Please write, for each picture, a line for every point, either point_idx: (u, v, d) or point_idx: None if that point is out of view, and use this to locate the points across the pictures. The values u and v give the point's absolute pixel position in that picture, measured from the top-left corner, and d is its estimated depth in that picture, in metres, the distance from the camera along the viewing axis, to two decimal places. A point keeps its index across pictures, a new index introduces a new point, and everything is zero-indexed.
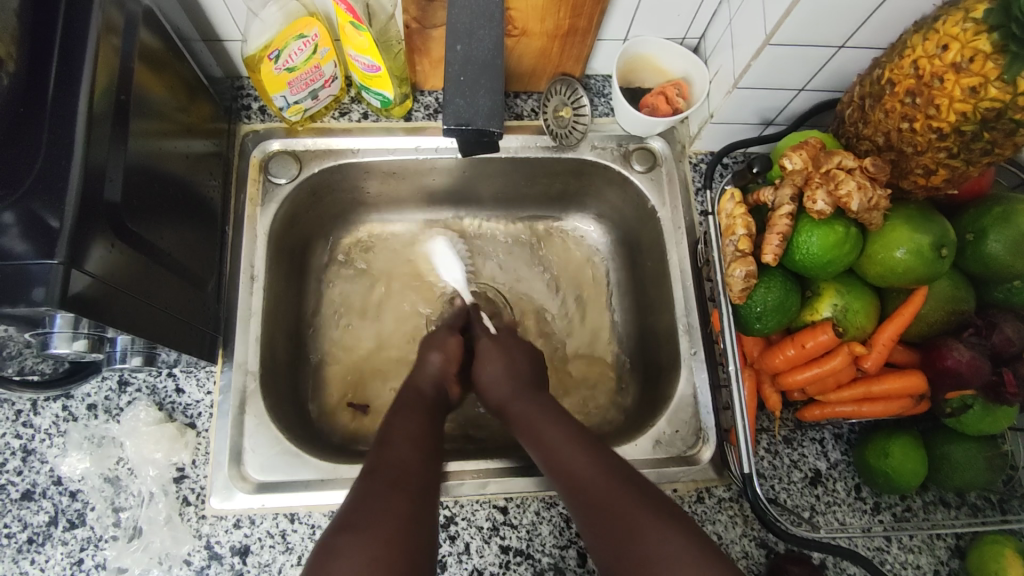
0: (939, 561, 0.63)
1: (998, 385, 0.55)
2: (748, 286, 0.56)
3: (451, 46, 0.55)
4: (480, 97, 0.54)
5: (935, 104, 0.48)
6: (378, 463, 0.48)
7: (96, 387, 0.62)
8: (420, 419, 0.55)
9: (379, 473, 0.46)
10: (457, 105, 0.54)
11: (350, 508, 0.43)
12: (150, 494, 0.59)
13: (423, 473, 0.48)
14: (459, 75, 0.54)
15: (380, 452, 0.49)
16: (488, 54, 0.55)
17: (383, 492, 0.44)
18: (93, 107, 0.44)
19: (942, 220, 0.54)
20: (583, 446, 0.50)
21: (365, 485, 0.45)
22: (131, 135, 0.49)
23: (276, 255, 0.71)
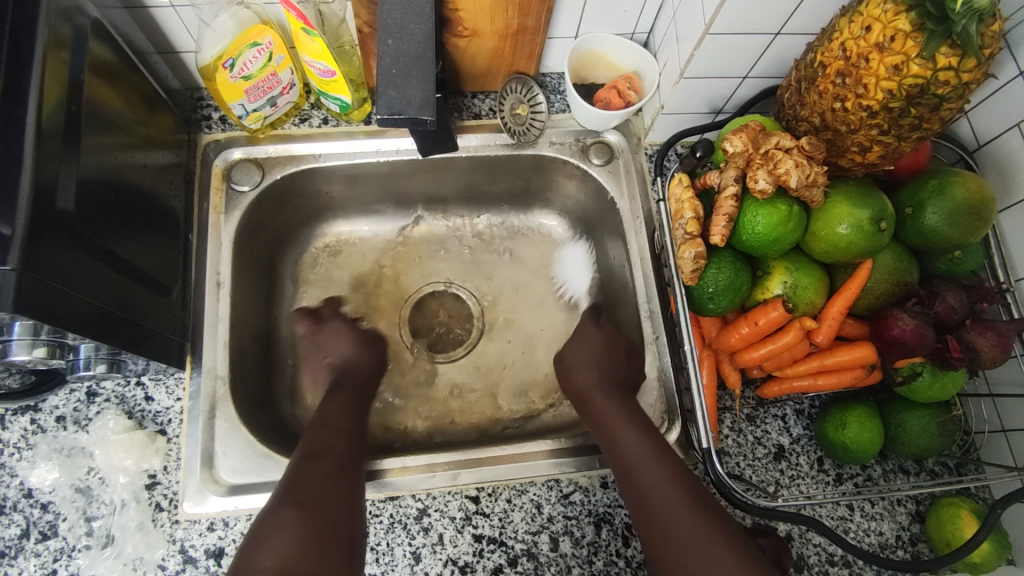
0: (901, 527, 0.65)
1: (943, 351, 0.58)
2: (699, 267, 0.58)
3: (383, 41, 0.56)
4: (412, 88, 0.55)
5: (864, 83, 0.50)
6: (317, 446, 0.55)
7: (65, 399, 0.62)
8: (344, 405, 0.63)
9: (320, 458, 0.53)
10: (390, 97, 0.55)
11: (292, 485, 0.50)
12: (122, 502, 0.59)
13: (354, 459, 0.55)
14: (391, 68, 0.55)
15: (316, 437, 0.57)
16: (419, 47, 0.56)
17: (320, 473, 0.52)
18: (42, 122, 0.45)
19: (880, 195, 0.56)
20: (640, 441, 0.56)
21: (301, 467, 0.52)
22: (83, 147, 0.50)
23: (242, 261, 0.72)
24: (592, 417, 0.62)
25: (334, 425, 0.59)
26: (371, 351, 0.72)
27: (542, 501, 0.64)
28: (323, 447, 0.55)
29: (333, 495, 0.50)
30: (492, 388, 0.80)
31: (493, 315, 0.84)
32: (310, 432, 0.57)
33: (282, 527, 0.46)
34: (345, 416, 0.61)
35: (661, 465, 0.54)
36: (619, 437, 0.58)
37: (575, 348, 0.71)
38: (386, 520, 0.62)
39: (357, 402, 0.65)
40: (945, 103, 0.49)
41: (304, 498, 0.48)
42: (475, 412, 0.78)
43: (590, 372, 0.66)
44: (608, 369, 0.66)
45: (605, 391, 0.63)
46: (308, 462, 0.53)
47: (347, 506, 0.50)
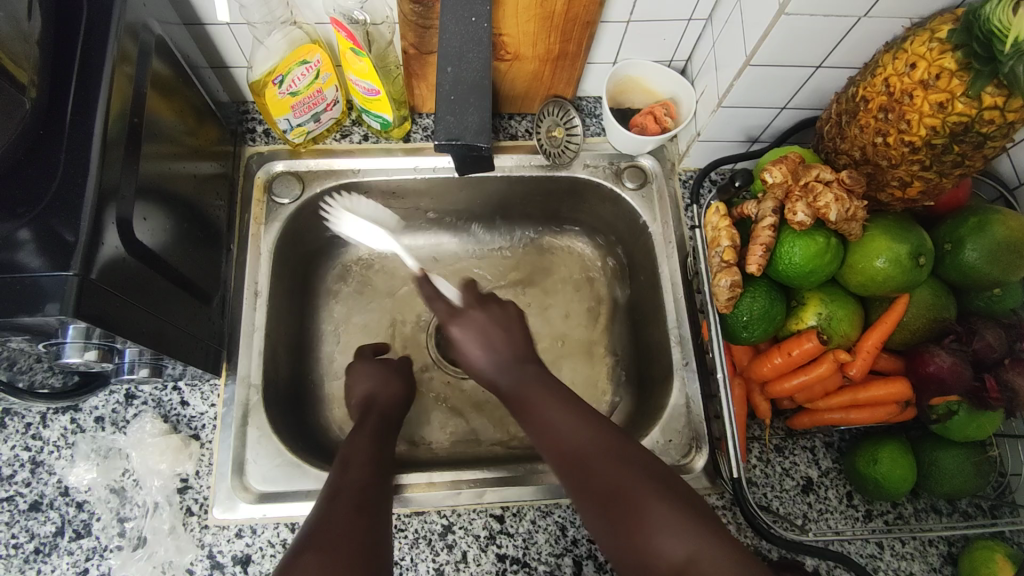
0: (932, 568, 0.64)
1: (980, 391, 0.57)
2: (734, 295, 0.58)
3: (443, 68, 0.58)
4: (469, 114, 0.57)
5: (907, 119, 0.50)
6: (338, 486, 0.52)
7: (104, 400, 0.63)
8: (370, 444, 0.59)
9: (340, 497, 0.50)
10: (448, 122, 0.56)
11: (314, 529, 0.46)
12: (154, 504, 0.60)
13: (378, 500, 0.52)
14: (449, 95, 0.57)
15: (339, 477, 0.53)
16: (477, 75, 0.58)
17: (342, 516, 0.48)
18: (107, 132, 0.47)
19: (920, 230, 0.56)
20: (566, 419, 0.50)
21: (324, 509, 0.49)
22: (142, 157, 0.52)
23: (278, 272, 0.74)
24: (519, 410, 0.53)
25: (356, 461, 0.56)
26: (397, 381, 0.70)
27: (566, 523, 0.63)
28: (345, 486, 0.52)
29: (355, 538, 0.46)
30: None
31: None
32: (332, 473, 0.54)
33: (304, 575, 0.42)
34: (367, 451, 0.58)
35: (604, 438, 0.49)
36: (545, 422, 0.51)
37: (456, 343, 0.57)
38: (410, 535, 0.62)
39: (385, 438, 0.62)
40: (989, 140, 0.49)
41: (326, 543, 0.45)
42: (500, 430, 0.78)
43: (504, 333, 0.56)
44: (502, 341, 0.56)
45: (525, 368, 0.54)
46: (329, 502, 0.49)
47: (372, 553, 0.46)
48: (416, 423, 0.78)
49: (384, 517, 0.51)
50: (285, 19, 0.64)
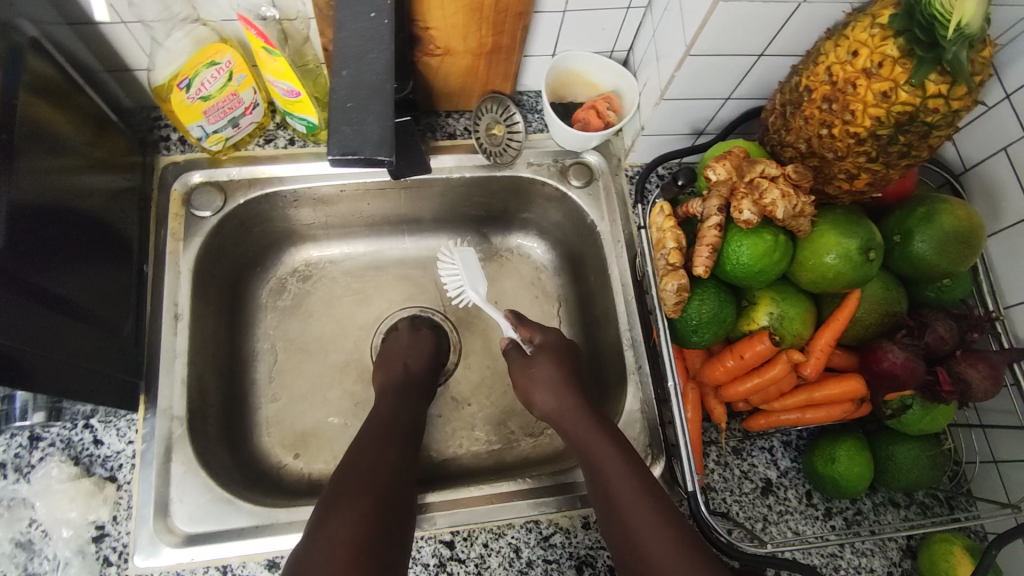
0: (892, 563, 0.63)
1: (933, 384, 0.56)
2: (682, 299, 0.55)
3: (337, 71, 0.47)
4: (370, 124, 0.46)
5: (851, 109, 0.48)
6: (364, 443, 0.58)
7: (5, 445, 0.57)
8: (377, 428, 0.60)
9: (371, 450, 0.56)
10: (343, 134, 0.45)
11: (346, 474, 0.53)
12: (66, 558, 0.55)
13: (405, 457, 0.58)
14: (347, 102, 0.46)
15: (357, 466, 0.53)
16: (377, 78, 0.47)
17: (376, 464, 0.54)
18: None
19: (868, 223, 0.54)
20: (627, 479, 0.53)
21: (352, 460, 0.55)
22: (15, 175, 0.46)
23: (202, 291, 0.68)
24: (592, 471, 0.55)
25: (380, 425, 0.61)
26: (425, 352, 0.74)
27: (520, 544, 0.60)
28: (370, 443, 0.58)
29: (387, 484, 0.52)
30: (470, 418, 0.77)
31: (471, 341, 0.81)
32: (350, 459, 0.55)
33: (350, 506, 0.48)
34: (392, 414, 0.63)
35: (618, 472, 0.54)
36: (596, 454, 0.56)
37: (534, 393, 0.65)
38: None
39: (405, 396, 0.67)
40: (934, 131, 0.47)
41: (365, 484, 0.51)
42: (452, 445, 0.75)
43: (562, 395, 0.62)
44: (574, 373, 0.65)
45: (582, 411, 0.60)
46: (362, 455, 0.55)
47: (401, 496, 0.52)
48: None
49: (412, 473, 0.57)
50: (186, 18, 0.58)
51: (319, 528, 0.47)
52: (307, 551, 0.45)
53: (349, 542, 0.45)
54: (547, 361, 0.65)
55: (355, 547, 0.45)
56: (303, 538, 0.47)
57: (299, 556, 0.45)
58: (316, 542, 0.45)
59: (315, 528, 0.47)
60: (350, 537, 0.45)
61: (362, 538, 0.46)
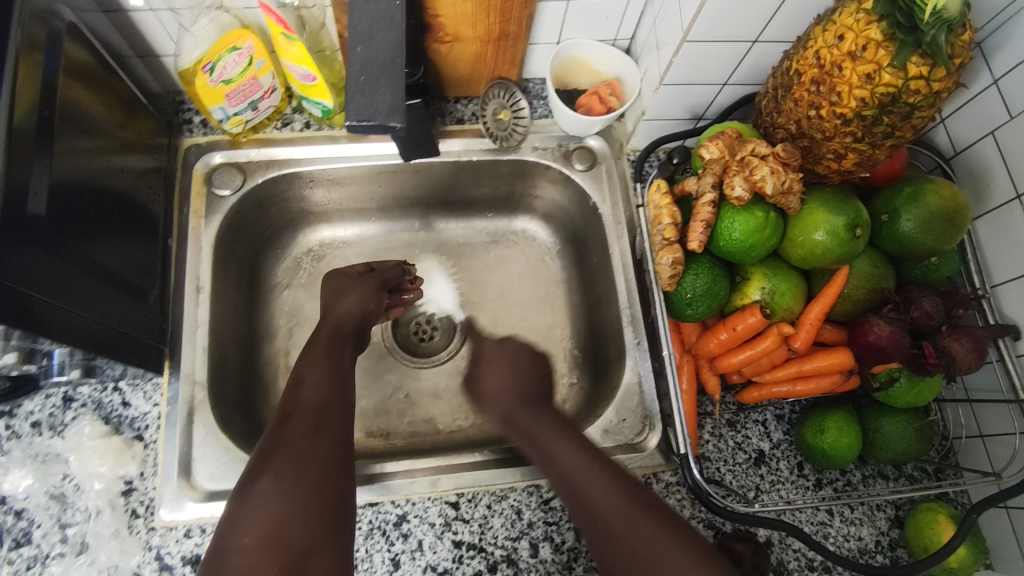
0: (880, 532, 0.65)
1: (919, 356, 0.59)
2: (677, 272, 0.58)
3: (352, 48, 0.50)
4: (380, 95, 0.48)
5: (837, 91, 0.50)
6: (291, 406, 0.50)
7: (40, 405, 0.61)
8: (322, 392, 0.52)
9: (297, 418, 0.49)
10: (356, 104, 0.48)
11: (267, 452, 0.46)
12: (96, 510, 0.59)
13: (341, 417, 0.51)
14: (359, 76, 0.49)
15: (284, 442, 0.46)
16: (388, 54, 0.50)
17: (302, 436, 0.47)
18: (14, 122, 0.45)
19: (856, 202, 0.57)
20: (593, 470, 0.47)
21: (276, 430, 0.47)
22: (55, 150, 0.50)
23: (222, 266, 0.72)
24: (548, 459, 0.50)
25: (317, 379, 0.54)
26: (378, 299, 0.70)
27: (522, 507, 0.63)
28: (301, 403, 0.50)
29: (319, 460, 0.45)
30: None
31: (477, 320, 0.85)
32: (276, 434, 0.47)
33: (262, 499, 0.42)
34: (329, 369, 0.55)
35: (574, 455, 0.48)
36: (559, 455, 0.49)
37: (488, 371, 0.61)
38: (365, 526, 0.62)
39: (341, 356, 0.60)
40: (916, 111, 0.49)
41: (284, 464, 0.44)
42: (458, 417, 0.79)
43: (508, 395, 0.57)
44: (524, 381, 0.59)
45: (530, 408, 0.55)
46: (285, 424, 0.48)
47: (334, 471, 0.45)
48: (373, 415, 0.78)
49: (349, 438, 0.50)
50: (210, 5, 0.63)
51: (230, 534, 0.41)
52: (218, 563, 0.40)
53: (259, 543, 0.40)
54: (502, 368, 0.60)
55: (264, 553, 0.39)
56: (216, 537, 0.42)
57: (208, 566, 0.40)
58: (222, 555, 0.40)
59: (226, 532, 0.41)
60: (259, 541, 0.40)
61: (275, 539, 0.40)
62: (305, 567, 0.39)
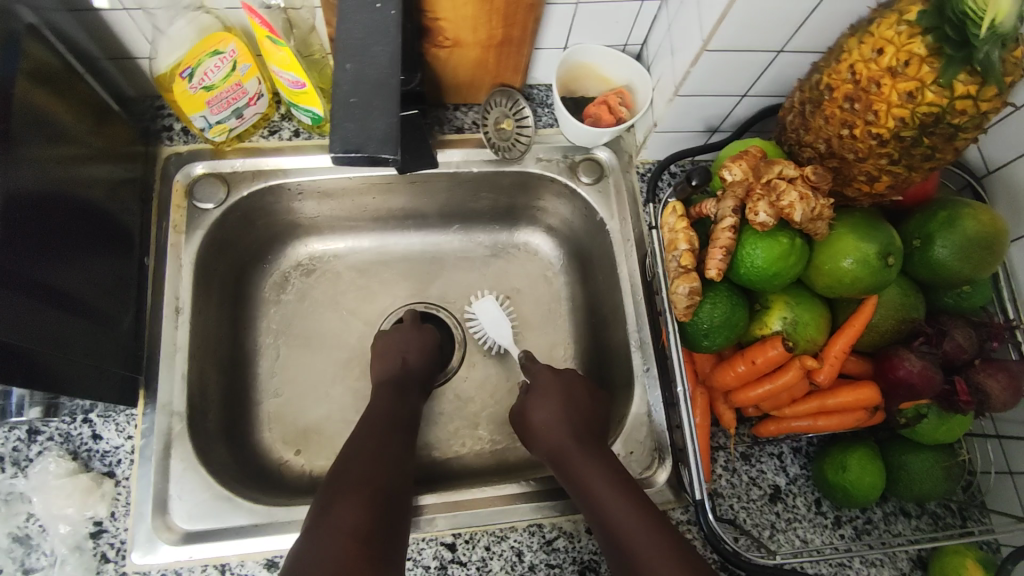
0: (902, 574, 0.62)
1: (951, 393, 0.55)
2: (693, 303, 0.53)
3: (341, 65, 0.45)
4: (374, 121, 0.43)
5: (874, 109, 0.46)
6: (360, 442, 0.55)
7: (2, 438, 0.57)
8: (381, 434, 0.57)
9: (368, 449, 0.54)
10: (346, 130, 0.43)
11: (338, 475, 0.51)
12: (63, 554, 0.54)
13: (404, 454, 0.57)
14: (349, 97, 0.44)
15: (355, 466, 0.52)
16: (381, 72, 0.45)
17: (371, 463, 0.53)
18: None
19: (888, 227, 0.53)
20: (604, 481, 0.53)
21: (345, 459, 0.53)
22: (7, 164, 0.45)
23: (204, 284, 0.67)
24: (569, 477, 0.55)
25: (381, 425, 0.59)
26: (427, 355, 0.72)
27: (523, 548, 0.59)
28: (365, 442, 0.55)
29: (384, 485, 0.51)
30: (473, 417, 0.76)
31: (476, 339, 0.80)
32: (347, 460, 0.52)
33: (344, 507, 0.46)
34: (386, 410, 0.62)
35: (603, 469, 0.54)
36: (583, 475, 0.54)
37: (538, 404, 0.62)
38: None
39: (409, 401, 0.65)
40: (960, 133, 0.45)
41: (359, 484, 0.49)
42: (455, 444, 0.74)
43: (563, 428, 0.59)
44: (580, 412, 0.61)
45: (583, 448, 0.56)
46: (358, 453, 0.54)
47: (396, 499, 0.50)
48: None
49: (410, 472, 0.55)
50: (188, 5, 0.58)
51: (315, 529, 0.45)
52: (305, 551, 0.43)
53: (348, 532, 0.44)
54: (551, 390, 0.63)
55: (355, 542, 0.44)
56: (294, 544, 0.45)
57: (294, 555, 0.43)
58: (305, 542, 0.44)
59: (312, 527, 0.45)
60: (347, 534, 0.44)
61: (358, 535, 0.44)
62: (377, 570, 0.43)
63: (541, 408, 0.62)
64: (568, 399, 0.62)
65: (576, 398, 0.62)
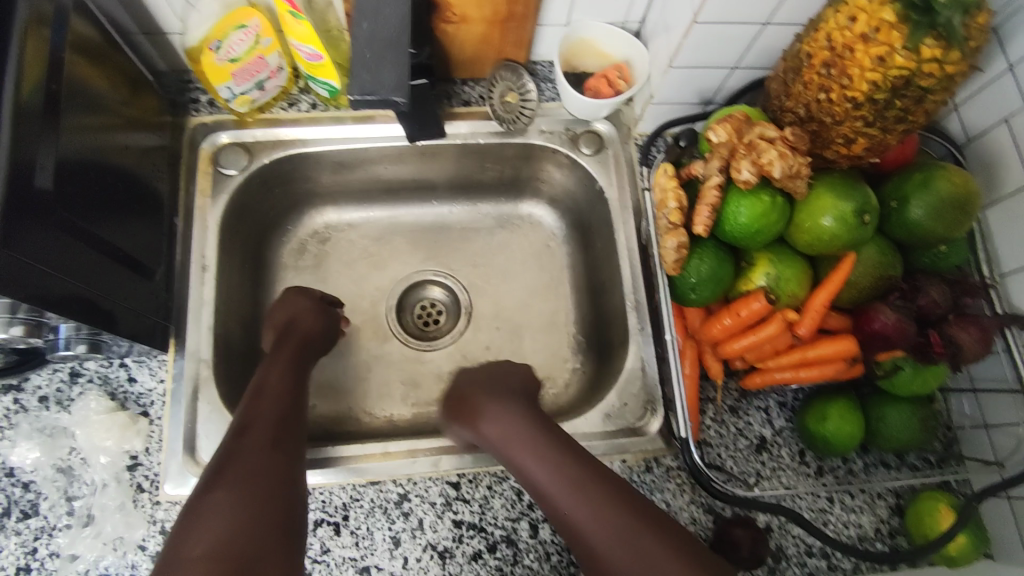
0: (881, 520, 0.65)
1: (925, 345, 0.58)
2: (681, 256, 0.57)
3: (358, 22, 0.52)
4: (386, 71, 0.51)
5: (848, 74, 0.50)
6: (248, 420, 0.54)
7: (47, 379, 0.62)
8: (277, 402, 0.57)
9: (252, 431, 0.52)
10: (361, 79, 0.51)
11: (223, 464, 0.49)
12: (103, 483, 0.60)
13: (289, 431, 0.55)
14: (366, 52, 0.51)
15: (230, 453, 0.50)
16: (393, 29, 0.53)
17: (255, 449, 0.51)
18: (20, 100, 0.45)
19: (864, 187, 0.56)
20: (550, 475, 0.53)
21: (232, 444, 0.51)
22: (61, 128, 0.50)
23: (228, 246, 0.72)
24: (512, 465, 0.57)
25: (270, 396, 0.58)
26: (326, 316, 0.71)
27: (522, 488, 0.64)
28: (256, 419, 0.54)
29: (267, 475, 0.49)
30: None
31: (482, 303, 0.85)
32: (228, 439, 0.52)
33: (215, 509, 0.45)
34: (282, 384, 0.60)
35: (552, 451, 0.55)
36: (523, 469, 0.55)
37: (491, 415, 0.61)
38: (367, 504, 0.62)
39: (303, 362, 0.65)
40: (929, 96, 0.49)
41: (238, 478, 0.47)
42: None
43: (506, 420, 0.60)
44: (507, 386, 0.65)
45: (515, 414, 0.60)
46: (241, 438, 0.51)
47: (282, 484, 0.49)
48: (377, 396, 0.78)
49: (295, 450, 0.54)
50: None
51: (179, 544, 0.43)
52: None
53: (209, 552, 0.42)
54: (495, 398, 0.63)
55: (216, 560, 0.42)
56: (167, 546, 0.44)
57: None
58: (173, 565, 0.42)
59: (176, 543, 0.44)
60: (209, 552, 0.42)
61: (226, 549, 0.43)
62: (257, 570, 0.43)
63: (477, 386, 0.66)
64: (492, 377, 0.67)
65: (513, 376, 0.67)
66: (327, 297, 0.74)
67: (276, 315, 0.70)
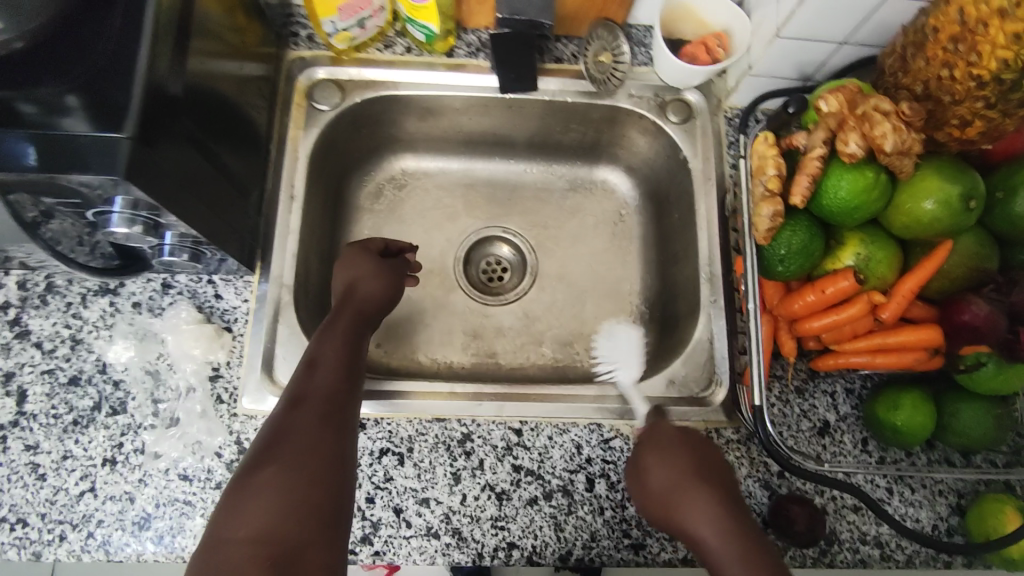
0: (939, 517, 0.64)
1: (1011, 343, 0.55)
2: (775, 226, 0.57)
3: None
4: None
5: (978, 50, 0.48)
6: (301, 393, 0.51)
7: (141, 287, 0.66)
8: (331, 373, 0.54)
9: (304, 406, 0.50)
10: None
11: (271, 442, 0.46)
12: (188, 388, 0.63)
13: (341, 407, 0.52)
14: None
15: (277, 427, 0.48)
16: None
17: (307, 423, 0.48)
18: (157, 21, 0.47)
19: (974, 173, 0.55)
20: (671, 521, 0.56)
21: (285, 418, 0.49)
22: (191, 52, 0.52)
23: (314, 180, 0.74)
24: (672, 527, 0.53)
25: (326, 368, 0.55)
26: (388, 277, 0.68)
27: (582, 442, 0.65)
28: (309, 394, 0.51)
29: (318, 454, 0.46)
30: (538, 335, 0.81)
31: (549, 264, 0.85)
32: (279, 408, 0.50)
33: (261, 490, 0.43)
34: (337, 355, 0.56)
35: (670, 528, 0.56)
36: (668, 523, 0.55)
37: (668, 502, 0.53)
38: (431, 439, 0.64)
39: (359, 336, 0.61)
40: None
41: (286, 456, 0.45)
42: (520, 356, 0.80)
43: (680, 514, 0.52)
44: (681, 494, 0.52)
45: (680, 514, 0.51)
46: (294, 412, 0.49)
47: (331, 462, 0.46)
48: (439, 343, 0.79)
49: (347, 425, 0.51)
50: None
51: (223, 524, 0.42)
52: (210, 556, 0.40)
53: (252, 538, 0.40)
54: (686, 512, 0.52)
55: (258, 546, 0.40)
56: (209, 529, 0.42)
57: (200, 557, 0.40)
58: (216, 547, 0.40)
59: (222, 519, 0.42)
60: (253, 536, 0.40)
61: (270, 533, 0.41)
62: (300, 557, 0.40)
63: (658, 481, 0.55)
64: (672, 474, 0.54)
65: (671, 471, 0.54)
66: (387, 249, 0.71)
67: (337, 280, 0.67)
